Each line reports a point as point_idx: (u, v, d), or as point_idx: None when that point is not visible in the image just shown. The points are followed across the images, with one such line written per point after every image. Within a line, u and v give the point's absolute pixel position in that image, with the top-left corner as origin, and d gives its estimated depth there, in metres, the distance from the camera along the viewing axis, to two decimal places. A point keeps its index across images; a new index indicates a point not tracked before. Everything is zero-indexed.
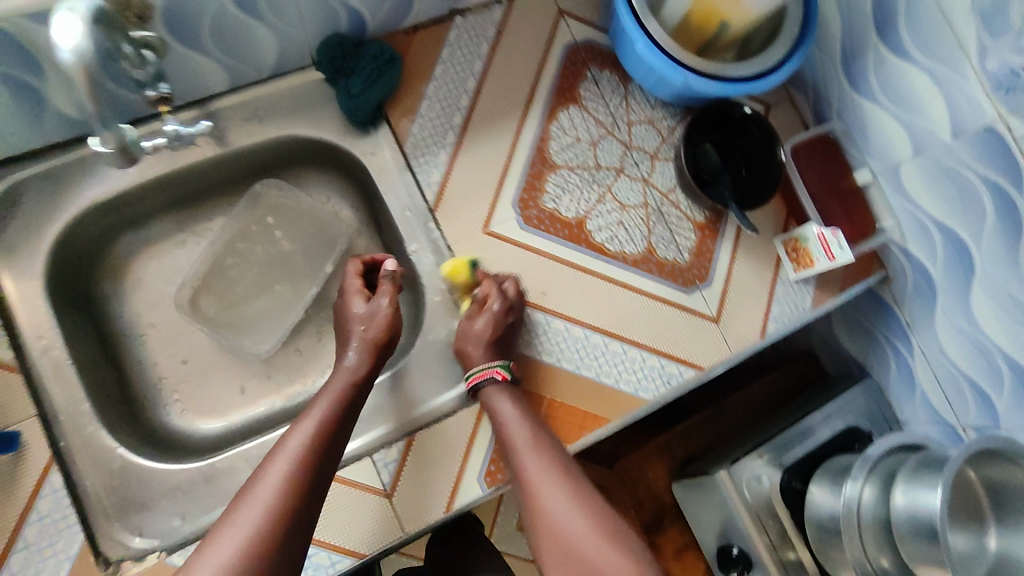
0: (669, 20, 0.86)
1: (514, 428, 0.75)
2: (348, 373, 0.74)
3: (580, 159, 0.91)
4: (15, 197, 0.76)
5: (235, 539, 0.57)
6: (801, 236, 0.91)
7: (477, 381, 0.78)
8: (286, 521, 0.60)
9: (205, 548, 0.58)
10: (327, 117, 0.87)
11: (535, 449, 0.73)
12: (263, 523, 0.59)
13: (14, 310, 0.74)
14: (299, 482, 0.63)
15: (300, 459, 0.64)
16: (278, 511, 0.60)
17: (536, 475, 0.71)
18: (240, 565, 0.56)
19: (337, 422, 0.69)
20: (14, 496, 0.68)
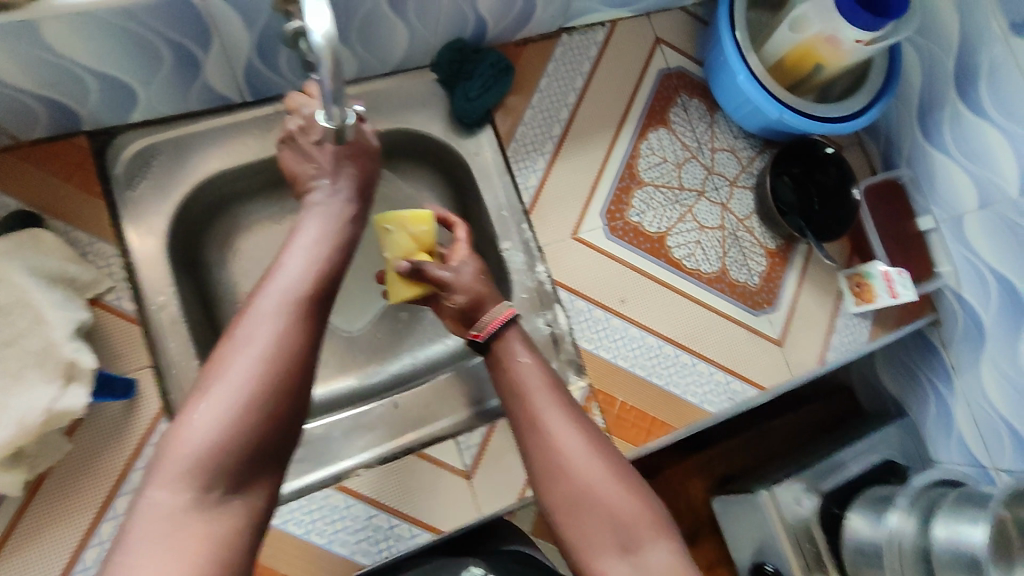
0: (767, 57, 0.91)
1: (529, 365, 0.71)
2: (343, 208, 0.70)
3: (665, 178, 0.96)
4: (147, 158, 0.81)
5: (250, 365, 0.53)
6: (868, 272, 0.96)
7: (494, 327, 0.73)
8: (304, 358, 0.55)
9: (219, 368, 0.53)
10: (437, 115, 0.92)
11: (548, 388, 0.69)
12: (279, 356, 0.54)
13: (137, 265, 0.78)
14: (308, 315, 0.58)
15: (310, 295, 0.59)
16: (296, 342, 0.55)
17: (547, 411, 0.67)
18: (265, 393, 0.52)
19: (333, 266, 0.63)
20: (126, 440, 0.72)
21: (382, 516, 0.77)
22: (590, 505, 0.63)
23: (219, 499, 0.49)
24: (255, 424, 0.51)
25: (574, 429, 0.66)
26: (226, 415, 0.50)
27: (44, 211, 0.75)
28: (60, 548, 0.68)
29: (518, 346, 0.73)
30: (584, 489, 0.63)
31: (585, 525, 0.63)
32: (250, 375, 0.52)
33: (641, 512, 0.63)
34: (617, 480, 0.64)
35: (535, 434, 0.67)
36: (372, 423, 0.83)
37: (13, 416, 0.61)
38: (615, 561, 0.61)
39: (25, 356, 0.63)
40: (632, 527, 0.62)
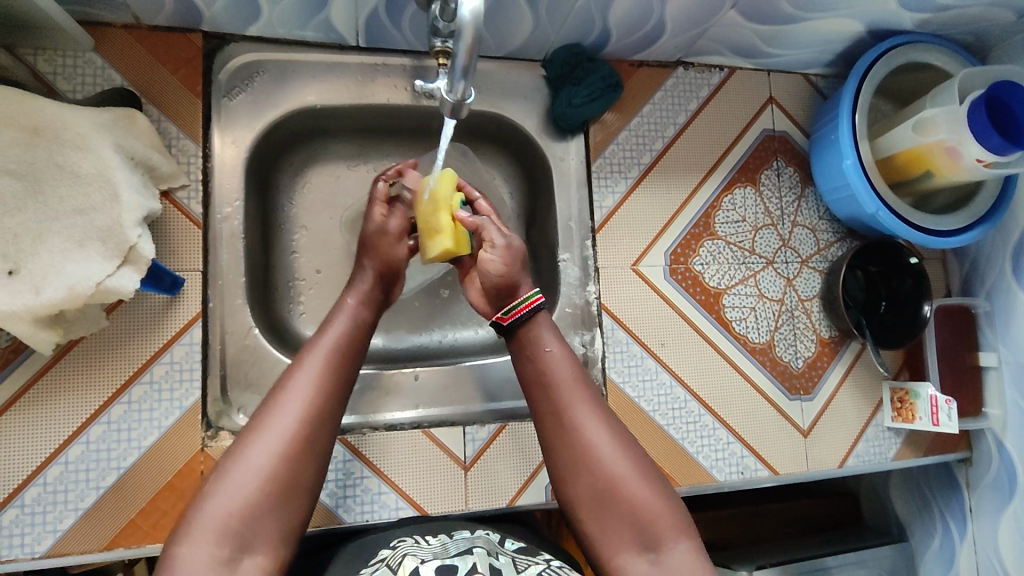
0: (880, 149, 0.89)
1: (556, 358, 0.69)
2: (361, 293, 0.73)
3: (739, 237, 0.94)
4: (252, 73, 0.82)
5: (277, 440, 0.57)
6: (914, 391, 0.93)
7: (523, 312, 0.71)
8: (322, 427, 0.60)
9: (240, 449, 0.56)
10: (534, 111, 0.92)
11: (576, 380, 0.67)
12: (306, 421, 0.59)
13: (214, 171, 0.79)
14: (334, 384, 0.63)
15: (339, 365, 0.64)
16: (321, 410, 0.60)
17: (573, 400, 0.66)
18: (281, 474, 0.56)
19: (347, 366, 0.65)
20: (158, 333, 0.73)
21: (373, 479, 0.77)
22: (611, 500, 0.61)
23: (229, 563, 0.51)
24: (266, 499, 0.55)
25: (601, 422, 0.64)
26: (249, 495, 0.54)
27: (142, 95, 0.76)
28: (69, 418, 0.70)
29: (550, 334, 0.71)
30: (606, 481, 0.61)
31: (605, 519, 0.61)
32: (271, 453, 0.56)
33: (665, 509, 0.60)
34: (642, 478, 0.62)
35: (558, 424, 0.65)
36: (390, 388, 0.84)
37: (66, 281, 0.62)
38: (634, 557, 0.59)
39: (91, 228, 0.64)
40: (655, 525, 0.59)
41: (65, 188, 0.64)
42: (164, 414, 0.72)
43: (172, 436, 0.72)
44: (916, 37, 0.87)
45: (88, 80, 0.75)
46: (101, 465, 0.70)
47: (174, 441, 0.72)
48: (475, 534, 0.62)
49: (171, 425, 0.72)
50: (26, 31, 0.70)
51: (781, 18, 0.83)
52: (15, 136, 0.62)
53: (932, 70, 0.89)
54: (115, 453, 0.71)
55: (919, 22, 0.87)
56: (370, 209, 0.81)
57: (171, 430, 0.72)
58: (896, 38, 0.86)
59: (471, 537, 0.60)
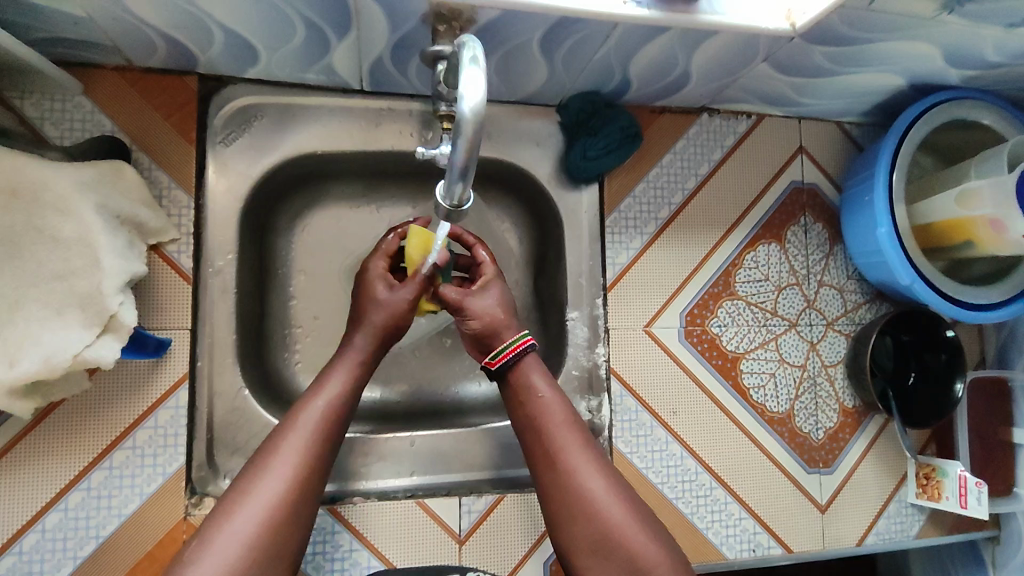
0: (917, 214, 0.83)
1: (550, 399, 0.67)
2: (358, 351, 0.70)
3: (760, 297, 0.88)
4: (249, 118, 0.78)
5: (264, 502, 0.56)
6: (942, 469, 0.87)
7: (510, 355, 0.68)
8: (304, 498, 0.59)
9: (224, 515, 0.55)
10: (548, 159, 0.86)
11: (572, 422, 0.65)
12: (290, 489, 0.58)
13: (206, 223, 0.75)
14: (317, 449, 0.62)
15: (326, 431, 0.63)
16: (303, 481, 0.59)
17: (569, 444, 0.64)
18: (263, 544, 0.54)
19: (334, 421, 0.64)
20: (143, 396, 0.70)
21: (362, 552, 0.74)
22: (613, 548, 0.59)
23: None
24: (246, 570, 0.53)
25: (597, 466, 0.63)
26: (233, 562, 0.52)
27: (134, 143, 0.73)
28: (47, 484, 0.67)
29: (541, 375, 0.69)
30: (605, 528, 0.59)
31: (606, 570, 0.58)
32: (255, 522, 0.55)
33: (666, 559, 0.59)
34: (641, 525, 0.60)
35: (554, 468, 0.63)
36: (385, 453, 0.79)
37: (41, 352, 0.59)
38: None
39: (70, 295, 0.61)
40: (656, 575, 0.57)
41: (45, 252, 0.61)
42: (146, 481, 0.69)
43: (155, 503, 0.69)
44: (963, 94, 0.80)
45: (76, 126, 0.71)
46: (79, 534, 0.67)
47: (155, 509, 0.69)
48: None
49: (154, 492, 0.69)
50: (10, 76, 0.66)
51: (816, 71, 0.77)
52: None
53: (979, 128, 0.83)
54: (94, 521, 0.68)
55: (967, 78, 0.80)
56: (371, 261, 0.76)
57: (154, 498, 0.69)
58: (941, 94, 0.80)
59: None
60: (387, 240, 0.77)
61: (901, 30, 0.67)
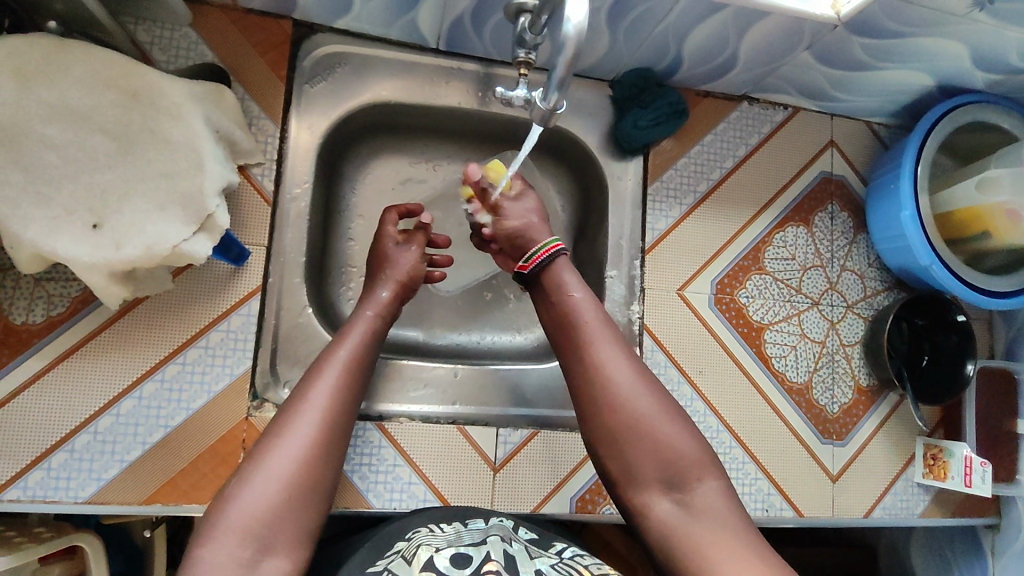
0: (939, 205, 0.89)
1: (578, 305, 0.71)
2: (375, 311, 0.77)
3: (786, 274, 0.94)
4: (334, 64, 0.85)
5: (299, 444, 0.61)
6: (949, 449, 0.92)
7: (542, 257, 0.76)
8: (337, 436, 0.65)
9: (262, 453, 0.60)
10: (599, 129, 0.93)
11: (601, 324, 0.69)
12: (322, 435, 0.63)
13: (287, 153, 0.82)
14: (348, 392, 0.67)
15: (353, 376, 0.69)
16: (334, 423, 0.64)
17: (599, 344, 0.68)
18: (301, 476, 0.60)
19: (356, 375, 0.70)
20: (219, 301, 0.76)
21: (405, 468, 0.79)
22: (638, 439, 0.63)
23: (250, 563, 0.54)
24: (287, 498, 0.58)
25: (627, 363, 0.66)
26: (273, 494, 0.58)
27: (231, 74, 0.80)
28: (126, 371, 0.72)
29: (576, 281, 0.74)
30: (631, 420, 0.64)
31: (630, 459, 0.63)
32: (295, 457, 0.60)
33: (690, 448, 0.63)
34: (665, 417, 0.64)
35: (582, 366, 0.67)
36: (428, 381, 0.85)
37: (145, 240, 0.65)
38: (658, 496, 0.62)
39: (173, 193, 0.67)
40: (680, 463, 0.62)
41: (155, 153, 0.67)
42: (215, 379, 0.75)
43: (220, 401, 0.75)
44: (986, 98, 0.87)
45: (182, 53, 0.78)
46: (150, 422, 0.73)
47: (220, 407, 0.75)
48: (491, 524, 0.67)
49: (221, 390, 0.75)
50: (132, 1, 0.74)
51: (854, 64, 0.84)
52: (115, 98, 0.66)
53: (999, 131, 0.90)
54: (164, 411, 0.73)
55: (991, 83, 0.87)
56: (386, 225, 0.85)
57: (220, 395, 0.75)
58: (966, 96, 0.87)
59: (487, 526, 0.66)
60: (391, 211, 0.86)
61: (936, 26, 0.74)
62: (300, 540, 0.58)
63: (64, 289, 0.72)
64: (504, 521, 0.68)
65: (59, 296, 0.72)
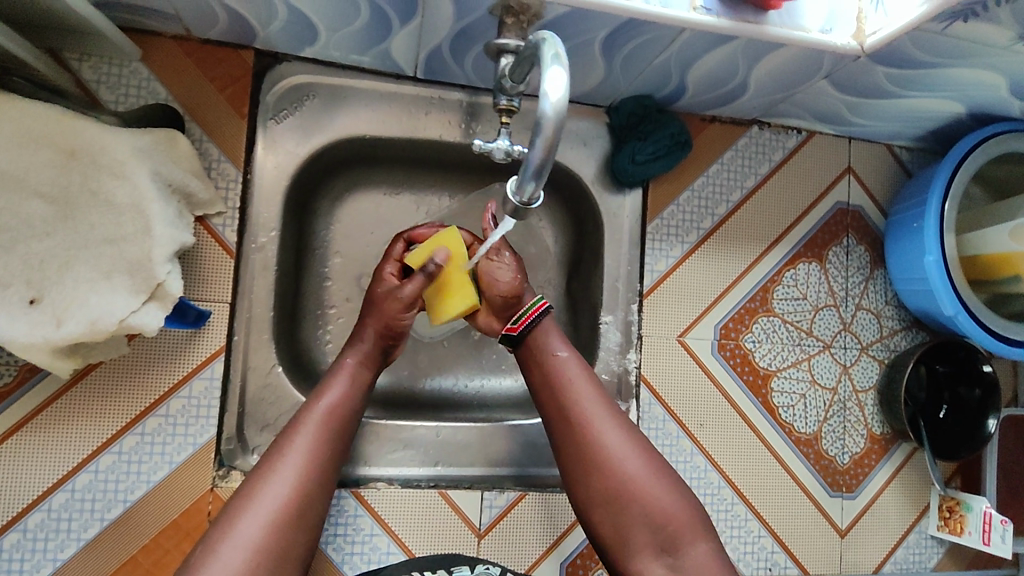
0: (966, 245, 0.81)
1: (562, 363, 0.69)
2: (360, 353, 0.70)
3: (797, 316, 0.87)
4: (302, 97, 0.78)
5: (273, 503, 0.56)
6: (966, 503, 0.86)
7: (528, 318, 0.71)
8: (318, 493, 0.59)
9: (231, 516, 0.55)
10: (594, 160, 0.86)
11: (585, 385, 0.67)
12: (300, 491, 0.58)
13: (253, 198, 0.75)
14: (330, 450, 0.62)
15: (335, 431, 0.63)
16: (312, 482, 0.59)
17: (585, 406, 0.66)
18: (271, 540, 0.54)
19: (342, 429, 0.64)
20: (180, 365, 0.70)
21: (383, 537, 0.74)
22: (625, 503, 0.62)
23: None
24: (257, 568, 0.52)
25: (614, 426, 0.65)
26: (238, 566, 0.52)
27: (187, 113, 0.73)
28: (80, 444, 0.68)
29: (558, 340, 0.71)
30: (621, 484, 0.62)
31: (621, 523, 0.62)
32: (267, 520, 0.55)
33: (680, 511, 0.62)
34: (655, 479, 0.63)
35: (569, 432, 0.65)
36: (409, 441, 0.79)
37: (88, 315, 0.59)
38: (651, 561, 0.60)
39: (119, 260, 0.61)
40: (671, 526, 0.61)
41: (98, 216, 0.61)
42: (176, 449, 0.70)
43: (183, 472, 0.70)
44: (1023, 126, 0.79)
45: (133, 92, 0.71)
46: (107, 497, 0.68)
47: (184, 478, 0.70)
48: (477, 574, 0.63)
49: (183, 461, 0.70)
50: (72, 38, 0.67)
51: (877, 93, 0.76)
52: (52, 157, 0.59)
53: None
54: (123, 485, 0.68)
55: None
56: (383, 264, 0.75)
57: (183, 466, 0.70)
58: (1001, 125, 0.78)
59: (474, 574, 0.62)
60: (394, 246, 0.77)
61: (972, 59, 0.66)
62: None
63: (10, 358, 0.66)
64: (491, 568, 0.64)
65: (5, 366, 0.66)
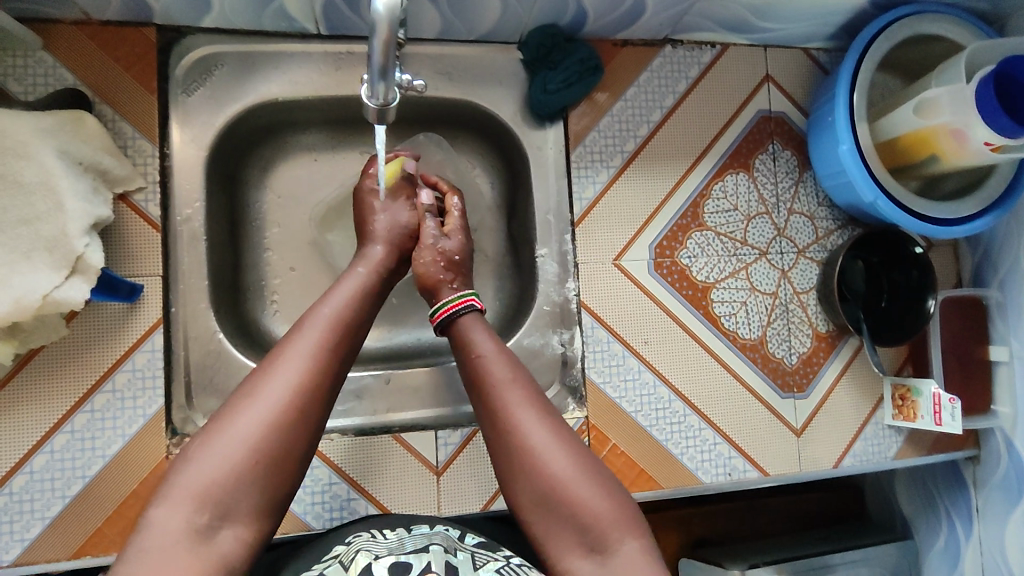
0: (881, 132, 0.83)
1: (489, 358, 0.64)
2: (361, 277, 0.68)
3: (730, 227, 0.88)
4: (210, 68, 0.79)
5: (268, 411, 0.53)
6: (916, 388, 0.88)
7: (445, 315, 0.70)
8: (320, 402, 0.56)
9: (227, 416, 0.52)
10: (511, 97, 0.86)
11: (511, 383, 0.62)
12: (299, 400, 0.54)
13: (174, 172, 0.77)
14: (337, 353, 0.59)
15: (337, 342, 0.59)
16: (312, 388, 0.55)
17: (510, 404, 0.61)
18: (272, 443, 0.52)
19: (337, 344, 0.59)
20: (122, 339, 0.72)
21: (342, 486, 0.76)
22: (551, 505, 0.57)
23: (206, 532, 0.48)
24: (255, 467, 0.51)
25: (538, 422, 0.59)
26: (234, 465, 0.50)
27: (95, 96, 0.74)
28: (33, 426, 0.70)
29: (484, 335, 0.67)
30: (546, 485, 0.57)
31: (549, 524, 0.57)
32: (265, 420, 0.52)
33: (610, 508, 0.56)
34: (586, 477, 0.57)
35: (497, 428, 0.60)
36: (359, 392, 0.81)
37: (12, 295, 0.61)
38: (578, 559, 0.55)
39: (36, 239, 0.63)
40: (597, 527, 0.55)
41: (9, 197, 0.63)
42: (127, 422, 0.72)
43: (136, 443, 0.72)
44: (925, 6, 0.79)
45: (39, 81, 0.73)
46: (66, 475, 0.70)
47: (137, 449, 0.72)
48: (434, 529, 0.58)
49: (135, 434, 0.71)
50: None
51: None
52: None
53: (941, 41, 0.82)
54: (79, 462, 0.70)
55: None
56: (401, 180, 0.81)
57: (135, 439, 0.72)
58: (904, 8, 0.79)
59: (430, 532, 0.57)
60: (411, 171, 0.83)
61: None
62: (258, 512, 0.51)
63: None
64: (449, 530, 0.59)
65: None
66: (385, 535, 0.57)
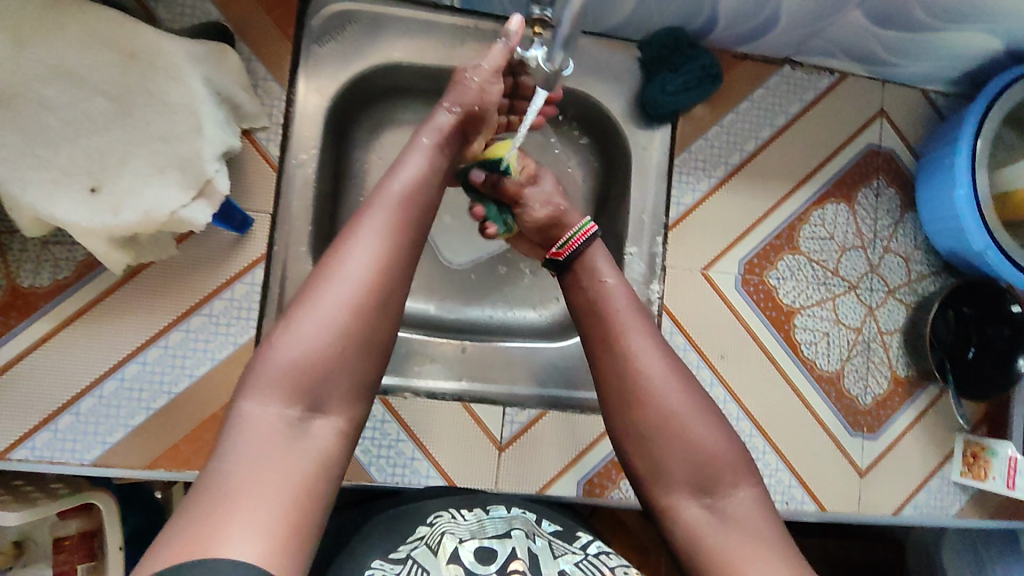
0: (999, 182, 0.81)
1: (611, 286, 0.65)
2: (438, 133, 0.66)
3: (823, 255, 0.87)
4: (343, 23, 0.81)
5: (345, 295, 0.53)
6: (992, 448, 0.85)
7: (579, 239, 0.68)
8: (395, 281, 0.55)
9: (308, 299, 0.53)
10: (624, 94, 0.87)
11: (634, 313, 0.62)
12: (377, 279, 0.54)
13: (296, 117, 0.79)
14: (409, 229, 0.57)
15: (410, 212, 0.58)
16: (386, 266, 0.55)
17: (627, 331, 0.61)
18: (356, 324, 0.53)
19: (410, 215, 0.58)
20: (225, 268, 0.75)
21: (408, 444, 0.78)
22: (665, 438, 0.58)
23: (302, 419, 0.50)
24: (339, 354, 0.52)
25: (658, 353, 0.60)
26: (321, 347, 0.51)
27: (237, 33, 0.77)
28: (131, 335, 0.73)
29: (606, 264, 0.67)
30: (662, 419, 0.58)
31: (659, 457, 0.58)
32: (345, 304, 0.53)
33: (726, 451, 0.58)
34: (701, 416, 0.58)
35: (612, 356, 0.61)
36: (436, 357, 0.83)
37: (142, 207, 0.64)
38: (686, 497, 0.57)
39: (172, 158, 0.66)
40: (712, 466, 0.57)
41: (154, 115, 0.66)
42: (218, 347, 0.74)
43: (223, 369, 0.74)
44: None
45: (186, 11, 0.76)
46: (154, 388, 0.73)
47: (223, 374, 0.74)
48: (513, 511, 0.58)
49: (224, 359, 0.74)
50: None
51: (911, 25, 0.76)
52: (113, 58, 0.64)
53: None
54: (168, 377, 0.73)
55: None
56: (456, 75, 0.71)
57: (223, 364, 0.74)
58: None
59: (509, 515, 0.57)
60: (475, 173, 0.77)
61: None
62: (352, 395, 0.53)
63: (70, 253, 0.72)
64: (526, 512, 0.58)
65: (64, 261, 0.72)
66: (465, 515, 0.56)
